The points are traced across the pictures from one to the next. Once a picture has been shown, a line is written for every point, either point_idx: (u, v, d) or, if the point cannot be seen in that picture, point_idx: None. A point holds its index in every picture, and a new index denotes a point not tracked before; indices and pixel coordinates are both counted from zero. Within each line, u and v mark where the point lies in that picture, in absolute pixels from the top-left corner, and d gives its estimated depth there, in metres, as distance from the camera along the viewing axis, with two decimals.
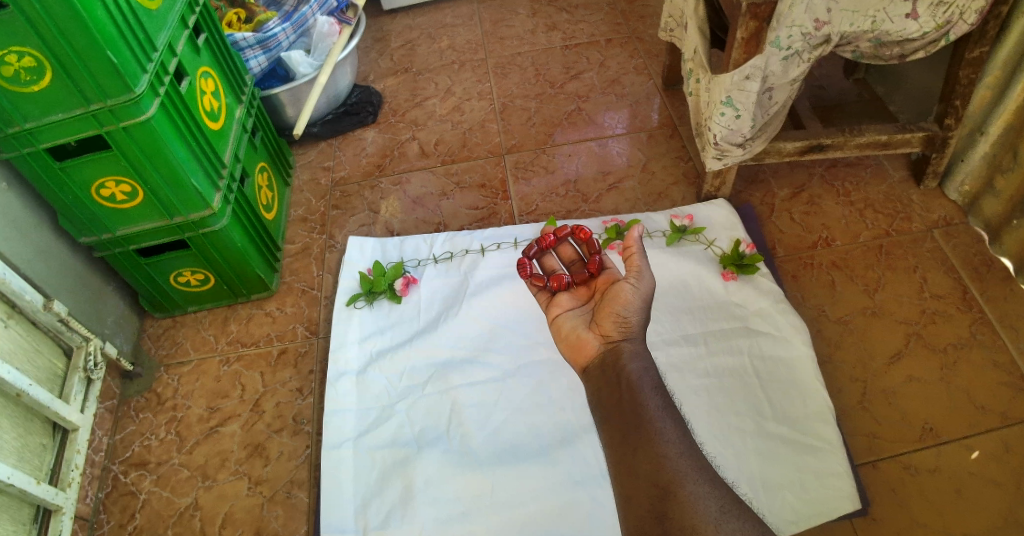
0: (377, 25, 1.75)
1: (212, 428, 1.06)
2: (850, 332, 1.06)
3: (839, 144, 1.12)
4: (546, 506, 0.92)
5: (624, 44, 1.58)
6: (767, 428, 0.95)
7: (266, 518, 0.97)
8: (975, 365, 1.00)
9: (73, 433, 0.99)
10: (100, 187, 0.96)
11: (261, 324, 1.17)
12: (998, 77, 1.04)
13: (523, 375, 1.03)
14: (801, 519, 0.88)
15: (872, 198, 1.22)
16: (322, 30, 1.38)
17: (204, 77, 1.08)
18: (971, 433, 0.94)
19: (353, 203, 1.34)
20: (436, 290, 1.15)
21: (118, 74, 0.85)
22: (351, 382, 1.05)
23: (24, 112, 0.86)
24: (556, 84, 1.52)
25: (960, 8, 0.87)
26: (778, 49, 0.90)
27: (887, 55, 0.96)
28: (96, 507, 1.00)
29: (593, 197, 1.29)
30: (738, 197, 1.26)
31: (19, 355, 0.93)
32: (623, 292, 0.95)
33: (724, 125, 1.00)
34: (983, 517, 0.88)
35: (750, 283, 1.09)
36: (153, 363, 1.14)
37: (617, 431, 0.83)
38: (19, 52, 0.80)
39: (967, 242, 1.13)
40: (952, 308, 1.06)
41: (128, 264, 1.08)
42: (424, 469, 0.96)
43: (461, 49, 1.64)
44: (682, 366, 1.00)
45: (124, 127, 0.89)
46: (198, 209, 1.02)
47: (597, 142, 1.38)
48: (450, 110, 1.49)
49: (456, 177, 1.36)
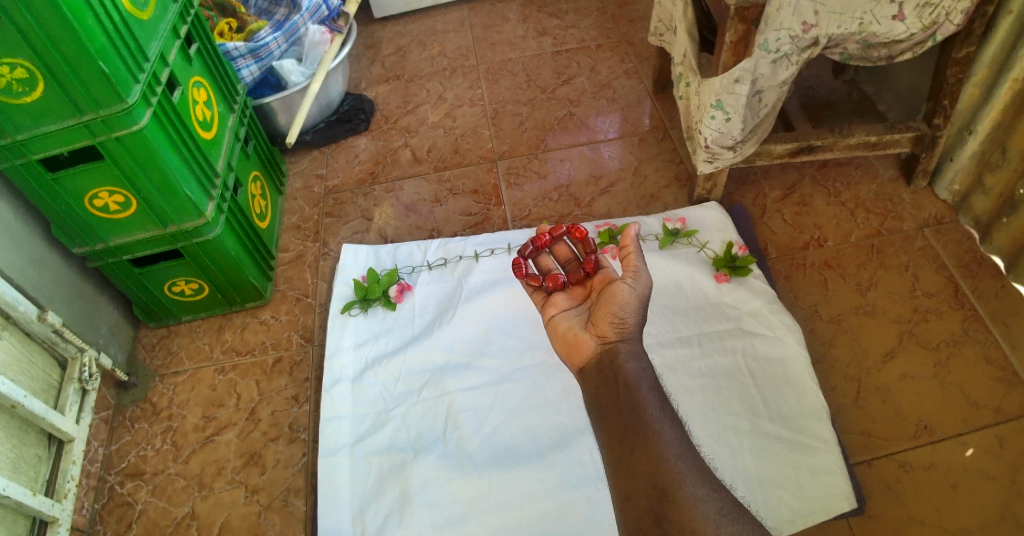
0: (368, 32, 1.76)
1: (208, 437, 1.05)
2: (843, 331, 1.07)
3: (829, 145, 1.13)
4: (544, 507, 0.92)
5: (614, 48, 1.60)
6: (762, 427, 0.96)
7: (263, 526, 0.97)
8: (968, 361, 1.01)
9: (68, 444, 0.98)
10: (94, 197, 0.95)
11: (256, 332, 1.17)
12: (985, 75, 1.05)
13: (519, 378, 1.04)
14: (798, 517, 0.88)
15: (862, 198, 1.23)
16: (314, 38, 1.40)
17: (196, 86, 1.08)
18: (965, 429, 0.95)
19: (346, 210, 1.34)
20: (431, 294, 1.15)
21: (110, 84, 0.84)
22: (347, 388, 1.05)
23: (16, 122, 0.85)
24: (547, 89, 1.53)
25: (947, 9, 0.88)
26: (767, 51, 0.92)
27: (875, 56, 0.97)
28: (92, 518, 0.99)
29: (586, 201, 1.30)
30: (730, 199, 1.27)
31: (13, 367, 0.93)
32: (619, 291, 0.90)
33: (715, 127, 1.00)
34: (980, 513, 0.88)
35: (743, 284, 1.10)
36: (148, 373, 1.14)
37: (613, 431, 0.76)
38: (11, 63, 0.80)
39: (957, 240, 1.15)
40: (944, 305, 1.07)
41: (120, 273, 1.07)
42: (420, 473, 0.96)
43: (453, 55, 1.65)
44: (676, 367, 1.03)
45: (116, 137, 0.89)
46: (191, 217, 1.02)
47: (590, 146, 1.39)
48: (442, 117, 1.50)
49: (449, 183, 1.36)
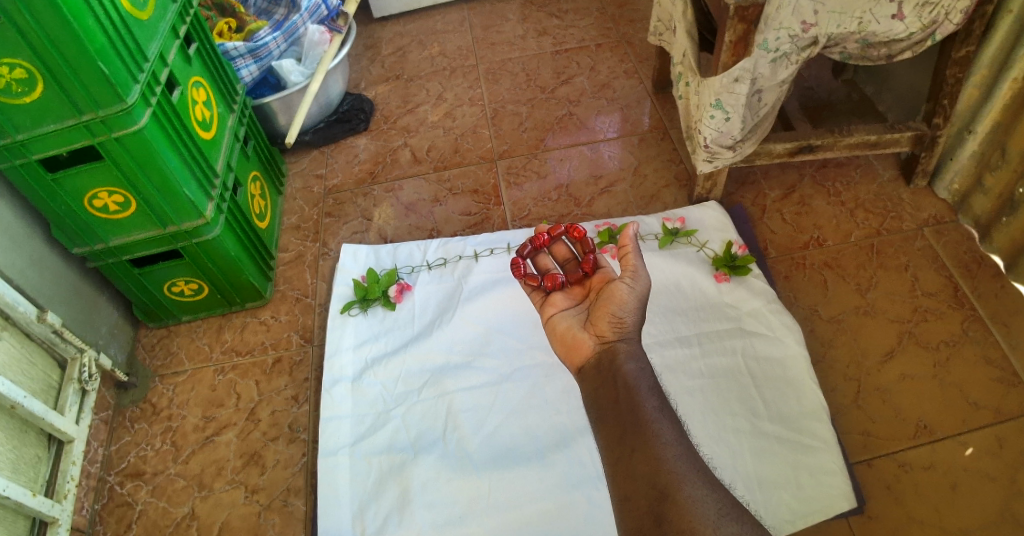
0: (368, 32, 1.76)
1: (208, 437, 1.05)
2: (843, 330, 1.07)
3: (828, 145, 1.13)
4: (544, 507, 0.92)
5: (614, 48, 1.60)
6: (762, 428, 0.96)
7: (263, 526, 0.97)
8: (967, 361, 1.01)
9: (68, 444, 0.98)
10: (93, 198, 0.95)
11: (256, 332, 1.17)
12: (985, 75, 1.05)
13: (518, 378, 1.04)
14: (797, 517, 0.89)
15: (861, 197, 1.23)
16: (313, 38, 1.40)
17: (196, 86, 1.08)
18: (965, 429, 0.95)
19: (346, 211, 1.34)
20: (431, 294, 1.15)
21: (109, 84, 0.84)
22: (346, 389, 1.05)
23: (16, 122, 0.85)
24: (547, 89, 1.53)
25: (946, 8, 0.88)
26: (766, 51, 0.92)
27: (875, 56, 0.96)
28: (92, 518, 0.99)
29: (586, 201, 1.30)
30: (730, 198, 1.27)
31: (13, 367, 0.93)
32: (618, 291, 0.90)
33: (714, 127, 1.00)
34: (980, 512, 0.88)
35: (743, 284, 1.10)
36: (148, 373, 1.14)
37: (613, 431, 0.76)
38: (11, 63, 0.80)
39: (957, 240, 1.15)
40: (944, 305, 1.07)
41: (120, 273, 1.07)
42: (420, 473, 0.96)
43: (452, 55, 1.65)
44: (675, 367, 1.03)
45: (116, 137, 0.89)
46: (191, 217, 1.02)
47: (590, 146, 1.39)
48: (441, 117, 1.50)
49: (449, 184, 1.36)
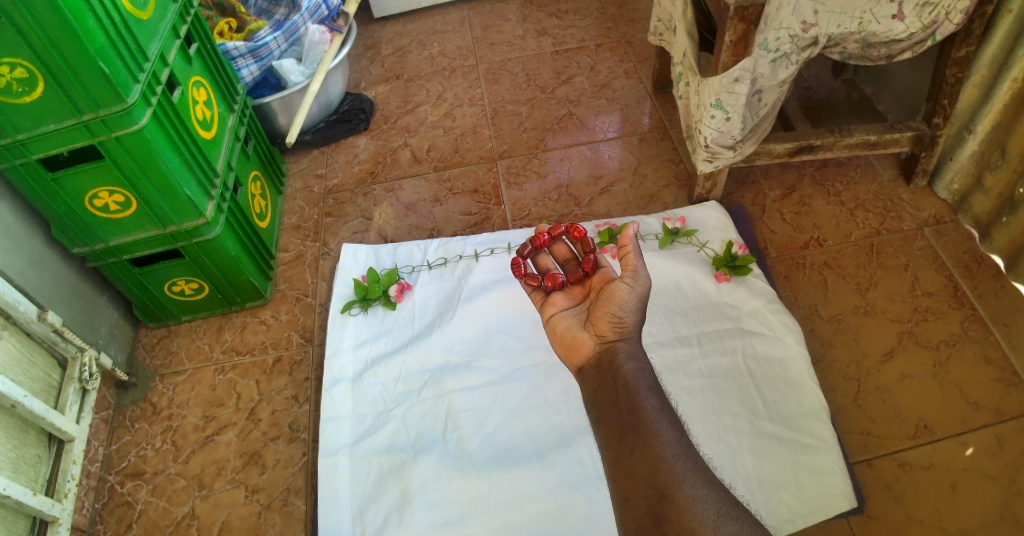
0: (368, 32, 1.76)
1: (208, 437, 1.05)
2: (843, 330, 1.07)
3: (828, 145, 1.13)
4: (544, 507, 0.92)
5: (614, 48, 1.60)
6: (762, 428, 0.96)
7: (263, 526, 0.97)
8: (967, 360, 1.01)
9: (68, 444, 0.98)
10: (94, 198, 0.95)
11: (256, 332, 1.17)
12: (985, 75, 1.06)
13: (518, 378, 1.04)
14: (797, 517, 0.89)
15: (861, 197, 1.23)
16: (314, 38, 1.40)
17: (196, 86, 1.08)
18: (965, 429, 0.95)
19: (346, 210, 1.34)
20: (431, 294, 1.15)
21: (109, 84, 0.84)
22: (346, 389, 1.05)
23: (16, 122, 0.85)
24: (547, 89, 1.53)
25: (946, 8, 0.88)
26: (766, 51, 0.92)
27: (875, 56, 0.96)
28: (92, 518, 0.99)
29: (586, 200, 1.30)
30: (730, 198, 1.27)
31: (13, 367, 0.93)
32: (618, 291, 0.90)
33: (714, 127, 1.00)
34: (980, 512, 0.88)
35: (743, 284, 1.10)
36: (148, 373, 1.14)
37: (613, 431, 0.76)
38: (11, 63, 0.80)
39: (956, 240, 1.15)
40: (944, 305, 1.07)
41: (120, 273, 1.07)
42: (420, 473, 0.96)
43: (452, 55, 1.65)
44: (675, 367, 1.03)
45: (116, 137, 0.89)
46: (191, 217, 1.02)
47: (590, 146, 1.39)
48: (441, 117, 1.50)
49: (449, 183, 1.36)
